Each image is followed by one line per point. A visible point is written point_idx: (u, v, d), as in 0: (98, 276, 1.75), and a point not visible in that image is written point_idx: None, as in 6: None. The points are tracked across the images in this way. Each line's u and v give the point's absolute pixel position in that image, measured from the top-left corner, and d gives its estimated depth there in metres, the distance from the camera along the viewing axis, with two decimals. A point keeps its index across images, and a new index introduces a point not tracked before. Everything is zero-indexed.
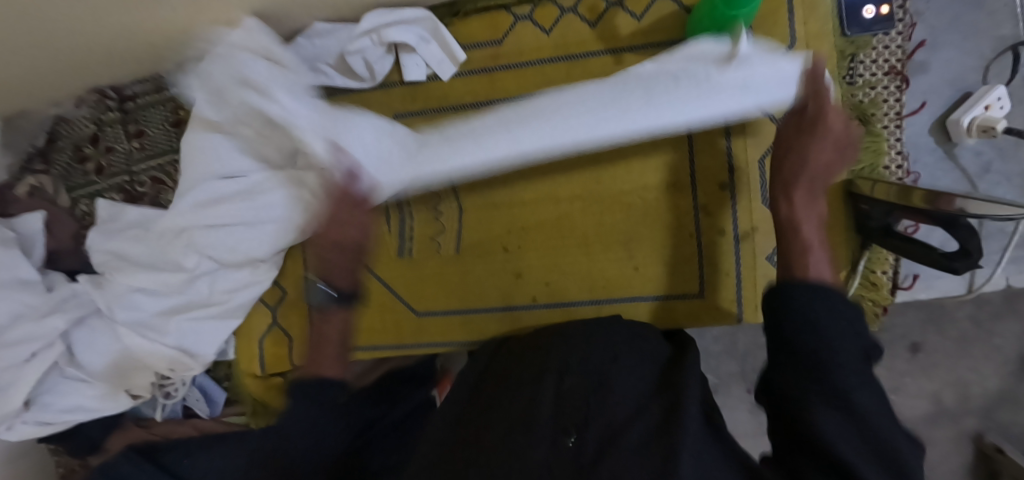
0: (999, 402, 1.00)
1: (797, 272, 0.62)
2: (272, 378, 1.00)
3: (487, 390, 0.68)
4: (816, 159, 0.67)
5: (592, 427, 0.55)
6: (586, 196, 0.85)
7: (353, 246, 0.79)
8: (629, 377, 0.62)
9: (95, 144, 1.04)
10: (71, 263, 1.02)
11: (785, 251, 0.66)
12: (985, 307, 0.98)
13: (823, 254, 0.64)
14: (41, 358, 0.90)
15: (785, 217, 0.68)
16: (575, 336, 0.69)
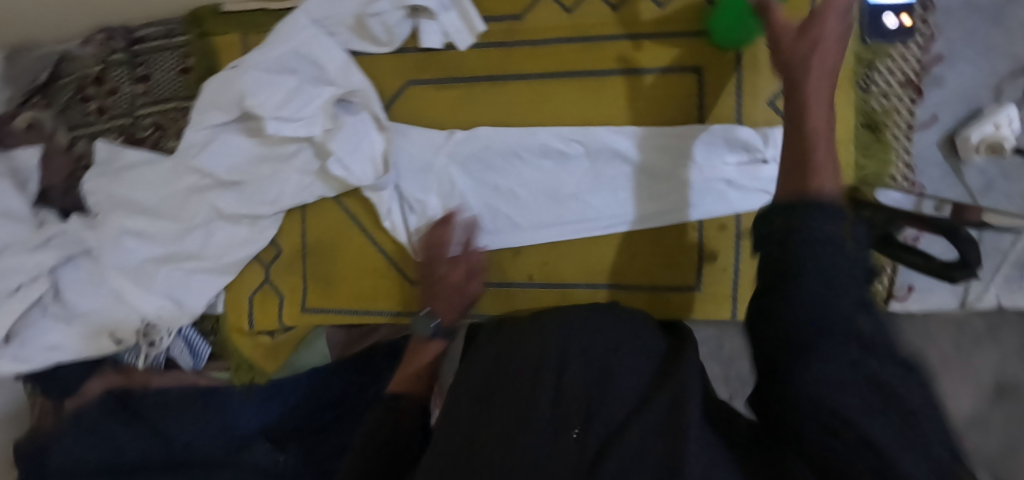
0: None
1: (810, 184, 0.52)
2: (260, 337, 0.98)
3: (483, 368, 0.66)
4: (819, 59, 0.55)
5: (596, 422, 0.54)
6: (593, 180, 0.85)
7: (453, 285, 0.84)
8: (631, 367, 0.60)
9: (99, 85, 1.02)
10: (64, 202, 1.00)
11: (792, 161, 0.55)
12: None
13: (829, 151, 0.55)
14: (24, 292, 0.89)
15: (795, 120, 0.56)
16: (577, 317, 0.66)
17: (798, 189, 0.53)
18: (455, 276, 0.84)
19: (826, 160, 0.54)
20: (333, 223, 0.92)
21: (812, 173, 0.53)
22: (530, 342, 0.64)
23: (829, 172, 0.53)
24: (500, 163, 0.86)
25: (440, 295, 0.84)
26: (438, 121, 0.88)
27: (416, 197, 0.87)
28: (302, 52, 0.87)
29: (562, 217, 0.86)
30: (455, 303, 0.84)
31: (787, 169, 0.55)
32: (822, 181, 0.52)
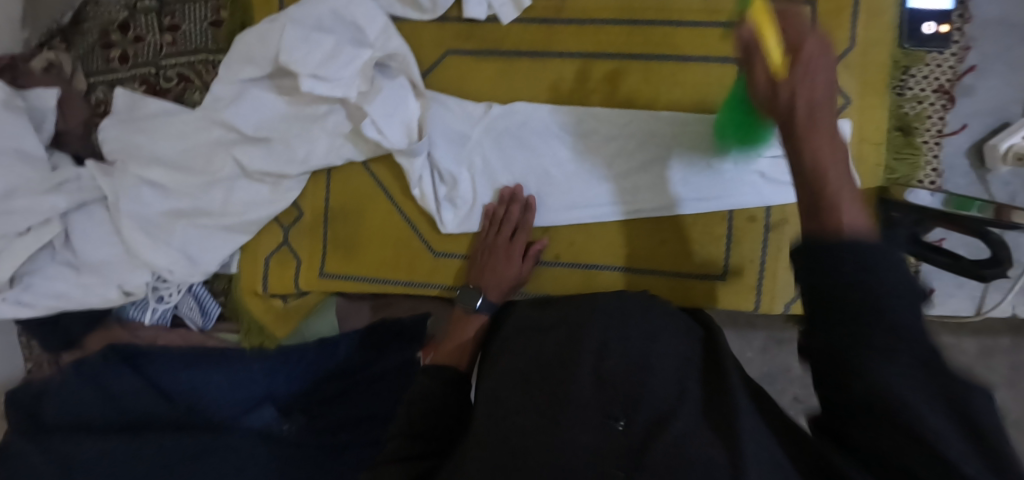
0: None
1: (834, 227, 0.47)
2: (273, 300, 0.96)
3: (518, 353, 0.66)
4: (815, 73, 0.49)
5: (641, 412, 0.55)
6: (629, 163, 0.84)
7: (505, 249, 0.84)
8: (670, 358, 0.61)
9: (123, 32, 0.99)
10: (76, 145, 0.99)
11: (806, 198, 0.50)
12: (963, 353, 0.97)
13: (848, 185, 0.49)
14: (37, 233, 0.86)
15: (804, 161, 0.50)
16: (615, 307, 0.67)
17: (814, 227, 0.48)
18: (503, 246, 0.84)
19: (849, 191, 0.49)
20: (360, 188, 0.91)
21: (836, 214, 0.47)
22: (568, 330, 0.65)
23: (854, 210, 0.48)
24: (536, 140, 0.85)
25: (493, 267, 0.83)
26: (476, 92, 0.87)
27: (447, 167, 0.85)
28: (342, 14, 0.84)
29: (596, 200, 0.85)
30: (510, 268, 0.83)
31: (803, 205, 0.50)
32: (841, 216, 0.47)
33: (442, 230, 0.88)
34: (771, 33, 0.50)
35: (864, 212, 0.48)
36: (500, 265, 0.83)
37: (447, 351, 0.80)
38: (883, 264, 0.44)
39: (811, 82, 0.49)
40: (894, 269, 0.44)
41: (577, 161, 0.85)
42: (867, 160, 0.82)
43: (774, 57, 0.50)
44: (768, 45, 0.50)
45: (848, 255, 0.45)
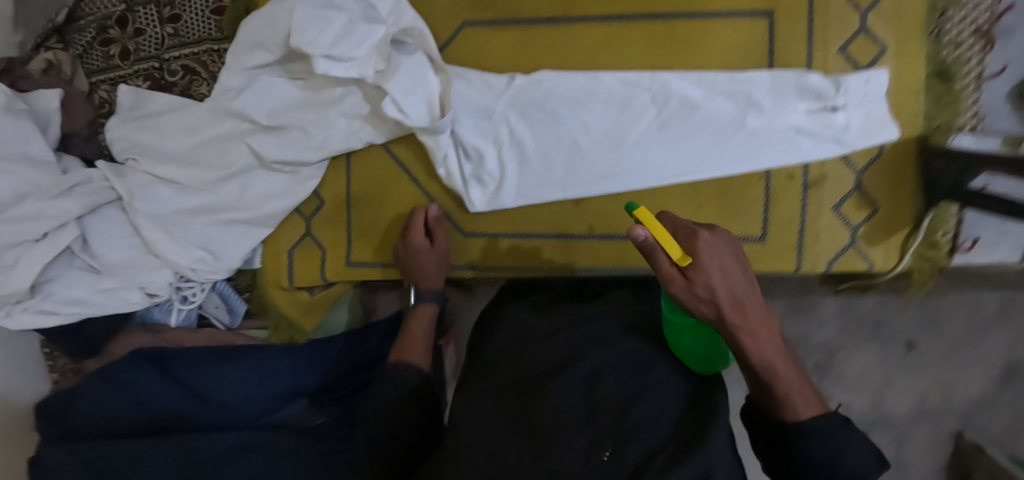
0: (976, 409, 1.12)
1: (791, 410, 0.62)
2: (299, 293, 0.94)
3: (512, 374, 0.69)
4: (717, 279, 0.58)
5: (629, 445, 0.57)
6: (659, 130, 0.81)
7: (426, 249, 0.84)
8: (663, 386, 0.64)
9: (121, 26, 0.95)
10: (85, 150, 0.94)
11: (758, 386, 0.64)
12: (980, 315, 1.10)
13: (788, 367, 0.62)
14: (52, 240, 0.82)
15: (756, 362, 0.61)
16: (609, 338, 0.70)
17: (780, 415, 0.63)
18: (424, 244, 0.84)
19: (797, 383, 0.62)
20: (381, 172, 0.88)
21: (785, 401, 0.62)
22: (560, 355, 0.68)
23: (800, 395, 0.62)
24: (562, 110, 0.82)
25: (419, 263, 0.84)
26: (496, 64, 0.84)
27: (472, 143, 0.83)
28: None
29: (627, 168, 0.82)
30: (435, 263, 0.85)
31: (756, 390, 0.64)
32: (798, 411, 0.61)
33: (470, 209, 0.86)
34: (663, 238, 0.58)
35: (812, 399, 0.62)
36: (424, 252, 0.84)
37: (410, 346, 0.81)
38: (844, 442, 0.60)
39: (708, 282, 0.58)
40: (849, 441, 0.60)
41: (603, 131, 0.82)
42: (905, 110, 0.80)
43: (676, 258, 0.58)
44: (667, 248, 0.58)
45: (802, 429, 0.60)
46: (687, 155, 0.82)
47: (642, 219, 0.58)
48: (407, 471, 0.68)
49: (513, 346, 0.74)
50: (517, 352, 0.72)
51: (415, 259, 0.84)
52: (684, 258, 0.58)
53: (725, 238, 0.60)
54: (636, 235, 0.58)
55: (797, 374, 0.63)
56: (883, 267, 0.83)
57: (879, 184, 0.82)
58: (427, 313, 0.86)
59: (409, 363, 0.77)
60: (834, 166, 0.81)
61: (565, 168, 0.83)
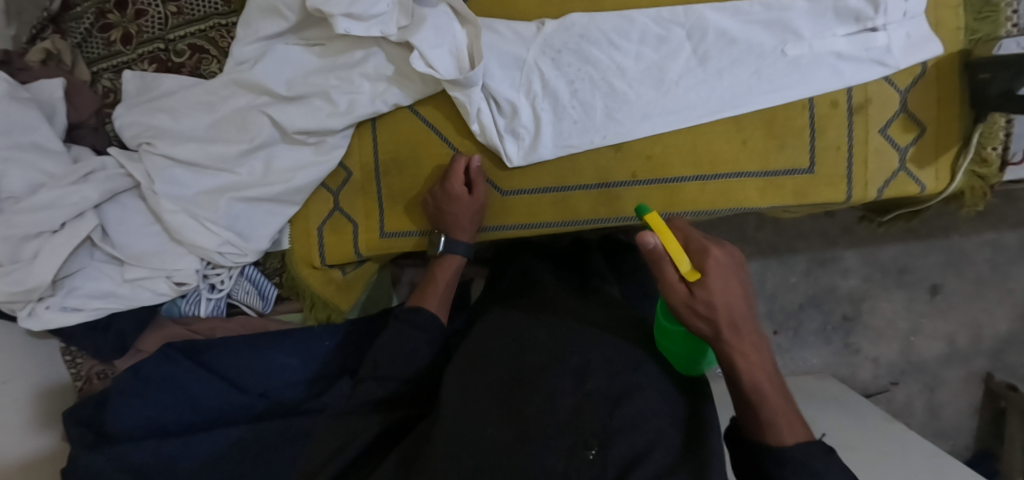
0: (1006, 347, 1.36)
1: (775, 434, 0.59)
2: (332, 271, 0.90)
3: (499, 368, 0.65)
4: (717, 293, 0.58)
5: (615, 446, 0.55)
6: (697, 67, 0.79)
7: (464, 198, 0.81)
8: (650, 387, 0.61)
9: (121, 10, 0.90)
10: (94, 140, 0.90)
11: (743, 407, 0.62)
12: (1003, 252, 1.33)
13: (776, 390, 0.61)
14: (72, 228, 0.78)
15: (743, 379, 0.61)
16: (599, 337, 0.67)
17: (763, 438, 0.60)
18: (463, 192, 0.81)
19: (782, 406, 0.60)
20: (411, 134, 0.85)
21: (768, 424, 0.60)
22: (549, 347, 0.66)
23: (786, 422, 0.59)
24: (596, 52, 0.80)
25: (456, 213, 0.81)
26: (522, 11, 0.81)
27: (505, 95, 0.80)
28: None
29: (667, 107, 0.80)
30: (472, 214, 0.82)
31: (741, 412, 0.62)
32: (782, 436, 0.59)
33: (507, 165, 0.83)
34: (674, 251, 0.58)
35: (797, 424, 0.60)
36: (461, 199, 0.81)
37: (435, 297, 0.80)
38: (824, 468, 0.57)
39: (709, 297, 0.58)
40: (830, 469, 0.57)
41: (639, 73, 0.80)
42: (946, 25, 0.78)
43: (684, 272, 0.58)
44: (676, 260, 0.58)
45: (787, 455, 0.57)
46: (727, 90, 0.79)
47: (654, 229, 0.58)
48: (387, 432, 0.64)
49: (502, 341, 0.69)
50: (504, 343, 0.69)
51: (449, 207, 0.81)
52: (692, 272, 0.58)
53: (730, 251, 0.61)
54: (645, 243, 0.58)
55: (783, 399, 0.61)
56: (934, 189, 0.82)
57: (924, 103, 0.80)
58: (453, 267, 0.83)
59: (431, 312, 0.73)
60: (877, 89, 0.80)
61: (599, 117, 0.81)
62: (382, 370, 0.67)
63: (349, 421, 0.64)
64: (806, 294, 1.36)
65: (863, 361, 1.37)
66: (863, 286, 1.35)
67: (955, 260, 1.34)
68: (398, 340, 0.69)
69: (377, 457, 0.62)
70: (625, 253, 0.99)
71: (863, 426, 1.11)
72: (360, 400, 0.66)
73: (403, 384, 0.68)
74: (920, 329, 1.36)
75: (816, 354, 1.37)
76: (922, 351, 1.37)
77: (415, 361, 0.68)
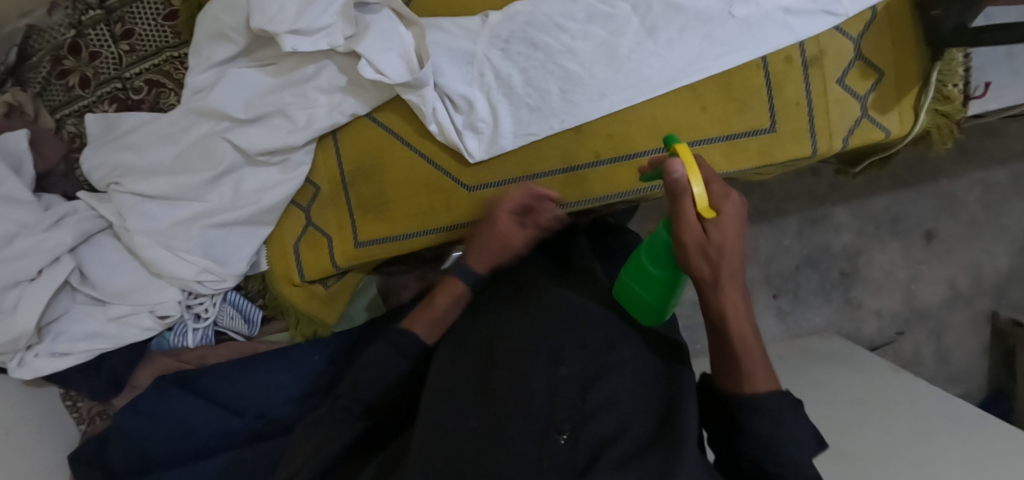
0: (1007, 284, 1.35)
1: (748, 385, 0.59)
2: (314, 286, 0.92)
3: (474, 364, 0.65)
4: (726, 237, 0.56)
5: (587, 429, 0.57)
6: (648, 39, 0.79)
7: (508, 236, 0.76)
8: (624, 367, 0.63)
9: (75, 54, 0.91)
10: (65, 187, 0.92)
11: (723, 357, 0.61)
12: (992, 190, 1.32)
13: (760, 344, 0.60)
14: (48, 275, 0.81)
15: (731, 328, 0.60)
16: (578, 315, 0.68)
17: (737, 390, 0.60)
18: (511, 233, 0.75)
19: (761, 360, 0.60)
20: (373, 141, 0.85)
21: (744, 375, 0.59)
22: (522, 332, 0.66)
23: (761, 373, 0.59)
24: (544, 37, 0.80)
25: (493, 244, 0.76)
26: (467, 6, 0.82)
27: (459, 91, 0.80)
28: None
29: (622, 83, 0.80)
30: (502, 254, 0.76)
31: (720, 362, 0.62)
32: (756, 385, 0.59)
33: (470, 160, 0.83)
34: (699, 183, 0.56)
35: (770, 374, 0.60)
36: (506, 233, 0.76)
37: (427, 322, 0.73)
38: (794, 417, 0.57)
39: (720, 238, 0.56)
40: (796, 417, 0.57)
41: (591, 53, 0.80)
42: None
43: (702, 207, 0.56)
44: (697, 194, 0.56)
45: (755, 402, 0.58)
46: (680, 59, 0.79)
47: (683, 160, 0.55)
48: (363, 437, 0.65)
49: (480, 337, 0.68)
50: (480, 336, 0.68)
51: (491, 230, 0.77)
52: (708, 210, 0.56)
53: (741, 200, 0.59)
54: (671, 171, 0.55)
55: (763, 354, 0.60)
56: (900, 132, 0.82)
57: (881, 47, 0.79)
58: (459, 295, 0.75)
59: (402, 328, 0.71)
60: (830, 39, 0.79)
61: (556, 101, 0.81)
62: (357, 386, 0.66)
63: (325, 429, 0.65)
64: (800, 254, 1.35)
65: (866, 315, 1.36)
66: (857, 240, 1.35)
67: (947, 203, 1.33)
68: (375, 353, 0.68)
69: (358, 456, 0.65)
70: (602, 234, 0.99)
71: (867, 378, 1.10)
72: (334, 412, 0.66)
73: (378, 393, 0.66)
74: (920, 276, 1.35)
75: (819, 314, 1.36)
76: (924, 297, 1.36)
77: (395, 370, 0.68)
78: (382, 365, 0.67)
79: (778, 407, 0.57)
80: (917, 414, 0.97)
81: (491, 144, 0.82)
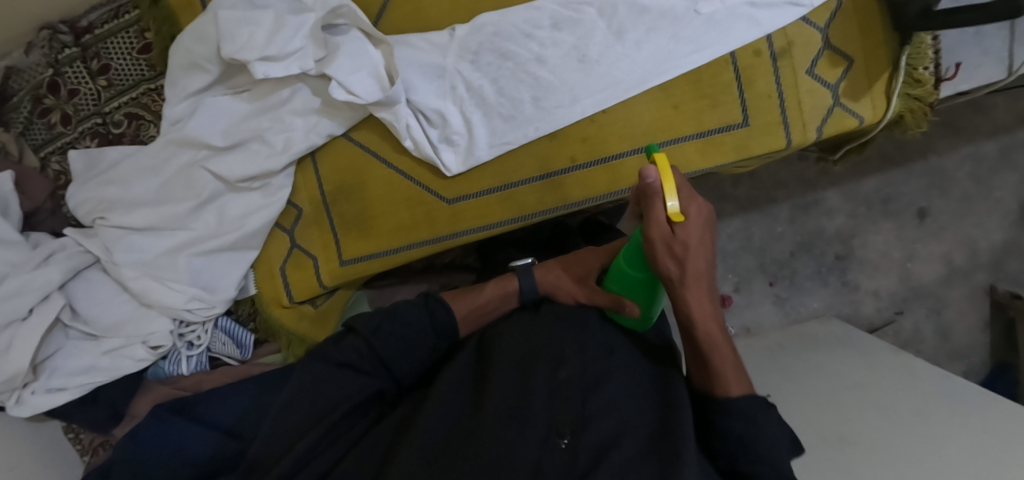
0: (1004, 258, 1.34)
1: (723, 389, 0.61)
2: (302, 306, 0.93)
3: (471, 376, 0.69)
4: (692, 243, 0.57)
5: (587, 433, 0.56)
6: (616, 42, 0.80)
7: (582, 291, 0.78)
8: (622, 371, 0.64)
9: (54, 92, 0.92)
10: (52, 223, 0.93)
11: (694, 356, 0.64)
12: (982, 164, 1.32)
13: (728, 347, 0.62)
14: (39, 312, 0.82)
15: (699, 330, 0.62)
16: (582, 323, 0.72)
17: (713, 390, 0.62)
18: (586, 291, 0.78)
19: (731, 361, 0.62)
20: (351, 160, 0.86)
21: (717, 377, 0.61)
22: (522, 346, 0.69)
23: (734, 377, 0.61)
24: (512, 47, 0.80)
25: (566, 287, 0.80)
26: (435, 21, 0.83)
27: (431, 106, 0.81)
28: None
29: (592, 87, 0.80)
30: (568, 299, 0.79)
31: (693, 361, 0.64)
32: (728, 387, 0.60)
33: (447, 174, 0.83)
34: (669, 189, 0.56)
35: (743, 377, 0.62)
36: (582, 286, 0.79)
37: (468, 310, 0.80)
38: (765, 418, 0.58)
39: (686, 241, 0.57)
40: (769, 420, 0.58)
41: (560, 59, 0.80)
42: None
43: (670, 211, 0.56)
44: (666, 197, 0.56)
45: (729, 407, 0.59)
46: (649, 60, 0.80)
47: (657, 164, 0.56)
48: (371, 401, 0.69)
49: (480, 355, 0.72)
50: (485, 351, 0.72)
51: (578, 278, 0.82)
52: (677, 214, 0.57)
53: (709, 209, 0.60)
54: (645, 175, 0.56)
55: (733, 357, 0.62)
56: (874, 118, 0.82)
57: (849, 33, 0.80)
58: (507, 291, 0.81)
59: (410, 303, 0.77)
60: (797, 30, 0.79)
61: (528, 110, 0.81)
62: (369, 348, 0.71)
63: (329, 382, 0.68)
64: (793, 240, 1.35)
65: (864, 296, 1.36)
66: (850, 223, 1.34)
67: (938, 180, 1.33)
68: (395, 325, 0.72)
69: (360, 416, 0.68)
70: (605, 232, 1.00)
71: (871, 359, 1.09)
72: (345, 361, 0.70)
73: (389, 370, 0.71)
74: (915, 254, 1.35)
75: (816, 298, 1.36)
76: (921, 275, 1.35)
77: (413, 349, 0.73)
78: (400, 340, 0.72)
79: (748, 408, 0.59)
80: (918, 394, 0.96)
81: (467, 156, 0.83)
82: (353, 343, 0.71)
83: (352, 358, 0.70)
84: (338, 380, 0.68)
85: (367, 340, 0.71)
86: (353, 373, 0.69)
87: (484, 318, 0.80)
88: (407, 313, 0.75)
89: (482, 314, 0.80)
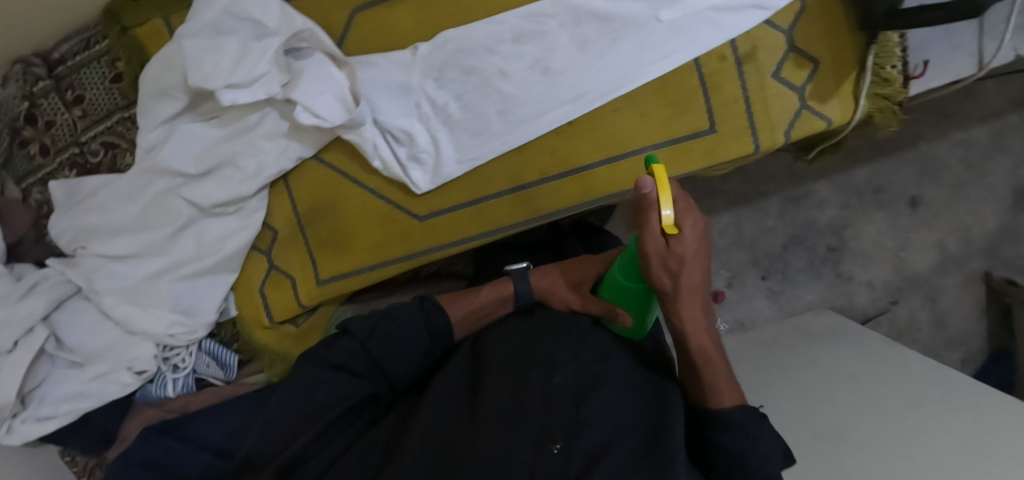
0: (998, 245, 1.33)
1: (717, 400, 0.61)
2: (284, 327, 0.94)
3: (463, 377, 0.68)
4: (687, 257, 0.56)
5: (580, 438, 0.56)
6: (579, 53, 0.79)
7: (578, 300, 0.78)
8: (618, 374, 0.65)
9: (32, 123, 0.94)
10: (38, 252, 0.94)
11: (688, 366, 0.63)
12: (975, 150, 1.30)
13: (721, 360, 0.62)
14: (24, 344, 0.84)
15: (694, 342, 0.61)
16: (574, 328, 0.72)
17: (706, 403, 0.62)
18: (583, 300, 0.77)
19: (725, 373, 0.62)
20: (323, 181, 0.86)
21: (710, 390, 0.61)
22: (517, 350, 0.68)
23: (727, 389, 0.61)
24: (475, 62, 0.80)
25: (563, 294, 0.79)
26: (397, 40, 0.83)
27: (398, 125, 0.82)
28: (234, 11, 0.79)
29: (556, 99, 0.80)
30: (563, 306, 0.78)
31: (686, 371, 0.64)
32: (721, 399, 0.60)
33: (417, 191, 0.84)
34: (665, 201, 0.54)
35: (735, 388, 0.62)
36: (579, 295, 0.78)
37: (464, 316, 0.79)
38: (758, 432, 0.58)
39: (682, 254, 0.55)
40: (763, 433, 0.58)
41: (523, 73, 0.80)
42: None
43: (666, 223, 0.54)
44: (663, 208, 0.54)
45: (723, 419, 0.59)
46: (612, 70, 0.80)
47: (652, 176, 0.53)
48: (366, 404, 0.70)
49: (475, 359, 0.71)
50: (481, 354, 0.71)
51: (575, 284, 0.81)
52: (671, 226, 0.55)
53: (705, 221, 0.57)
54: (641, 187, 0.54)
55: (727, 368, 0.62)
56: (842, 120, 0.82)
57: (815, 34, 0.79)
58: (504, 295, 0.80)
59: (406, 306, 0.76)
60: (761, 33, 0.79)
61: (494, 125, 0.82)
62: (364, 351, 0.70)
63: (323, 385, 0.67)
64: (784, 234, 1.34)
65: (858, 287, 1.34)
66: (841, 214, 1.34)
67: (928, 168, 1.32)
68: (391, 328, 0.72)
69: (352, 418, 0.68)
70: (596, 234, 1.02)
71: (872, 350, 1.08)
72: (341, 361, 0.70)
73: (385, 375, 0.71)
74: (908, 243, 1.33)
75: (811, 291, 1.35)
76: (916, 264, 1.34)
77: (410, 353, 0.72)
78: (394, 344, 0.71)
79: (742, 422, 0.58)
80: (912, 385, 0.94)
81: (436, 173, 0.83)
82: (348, 344, 0.71)
83: (349, 358, 0.70)
84: (332, 382, 0.67)
85: (366, 342, 0.71)
86: (348, 374, 0.69)
87: (477, 324, 0.79)
88: (401, 315, 0.74)
89: (476, 317, 0.79)
